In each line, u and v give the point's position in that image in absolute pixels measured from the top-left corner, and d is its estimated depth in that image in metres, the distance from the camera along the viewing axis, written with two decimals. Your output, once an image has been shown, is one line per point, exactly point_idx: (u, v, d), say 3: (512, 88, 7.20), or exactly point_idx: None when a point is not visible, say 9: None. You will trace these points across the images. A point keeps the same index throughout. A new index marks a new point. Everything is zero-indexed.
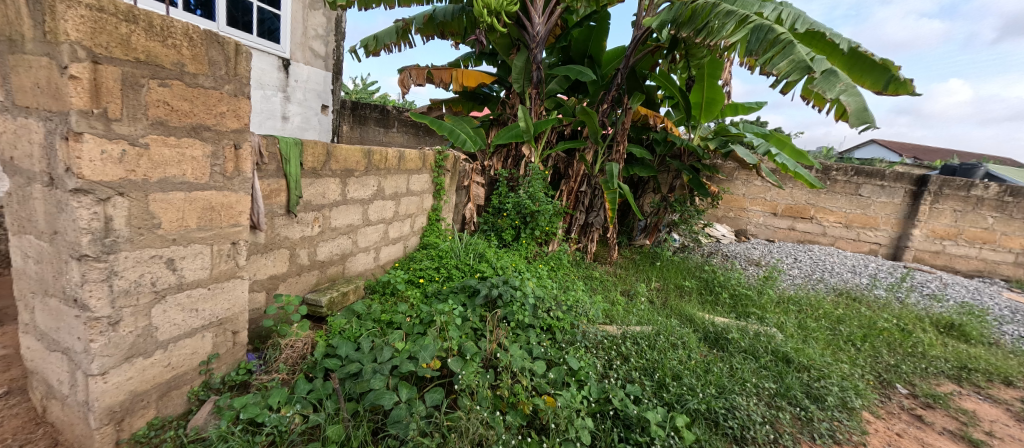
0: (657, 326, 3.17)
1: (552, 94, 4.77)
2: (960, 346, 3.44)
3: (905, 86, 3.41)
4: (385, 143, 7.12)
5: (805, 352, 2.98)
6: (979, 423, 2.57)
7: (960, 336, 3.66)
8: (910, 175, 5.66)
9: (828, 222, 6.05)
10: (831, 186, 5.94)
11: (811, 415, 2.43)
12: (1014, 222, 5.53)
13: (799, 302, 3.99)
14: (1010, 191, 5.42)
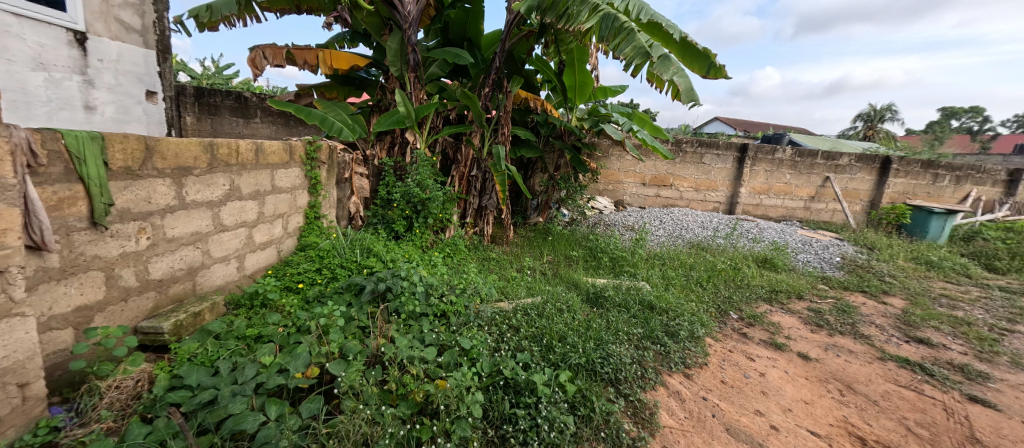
0: (547, 295, 3.41)
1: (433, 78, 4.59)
2: (770, 274, 4.43)
3: (722, 72, 4.10)
4: (246, 135, 6.14)
5: (665, 298, 3.50)
6: (780, 331, 3.37)
7: (770, 266, 4.70)
8: (736, 144, 6.96)
9: (683, 188, 7.13)
10: (682, 157, 6.98)
11: (669, 349, 2.88)
12: (802, 176, 7.20)
13: (662, 256, 4.66)
14: (798, 153, 7.05)
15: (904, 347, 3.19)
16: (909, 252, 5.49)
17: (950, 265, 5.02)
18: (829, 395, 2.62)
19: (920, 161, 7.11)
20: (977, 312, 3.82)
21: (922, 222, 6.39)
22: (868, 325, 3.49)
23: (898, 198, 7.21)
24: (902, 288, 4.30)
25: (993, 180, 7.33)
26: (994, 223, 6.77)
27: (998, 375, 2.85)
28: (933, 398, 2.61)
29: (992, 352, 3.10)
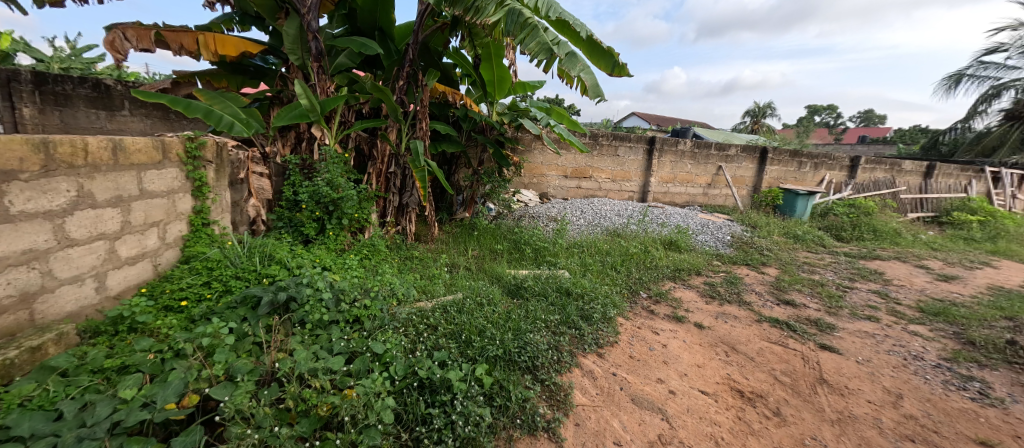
0: (470, 292, 3.37)
1: (342, 69, 4.24)
2: (675, 255, 4.88)
3: (625, 70, 4.37)
4: (111, 131, 5.12)
5: (581, 284, 3.66)
6: (681, 305, 3.72)
7: (675, 247, 5.18)
8: (644, 137, 7.54)
9: (602, 179, 7.51)
10: (599, 150, 7.35)
11: (585, 331, 3.01)
12: (701, 166, 8.06)
13: (582, 245, 4.86)
14: (695, 145, 7.88)
15: (777, 308, 3.69)
16: (781, 228, 6.46)
17: (810, 237, 6.06)
18: (716, 357, 2.87)
19: (788, 151, 8.35)
20: (829, 274, 4.65)
21: (791, 202, 7.55)
22: (751, 293, 4.01)
23: (775, 182, 8.54)
24: (777, 259, 5.05)
25: (840, 166, 8.89)
26: (842, 200, 8.20)
27: (840, 325, 3.37)
28: (794, 350, 2.97)
29: (838, 306, 3.73)
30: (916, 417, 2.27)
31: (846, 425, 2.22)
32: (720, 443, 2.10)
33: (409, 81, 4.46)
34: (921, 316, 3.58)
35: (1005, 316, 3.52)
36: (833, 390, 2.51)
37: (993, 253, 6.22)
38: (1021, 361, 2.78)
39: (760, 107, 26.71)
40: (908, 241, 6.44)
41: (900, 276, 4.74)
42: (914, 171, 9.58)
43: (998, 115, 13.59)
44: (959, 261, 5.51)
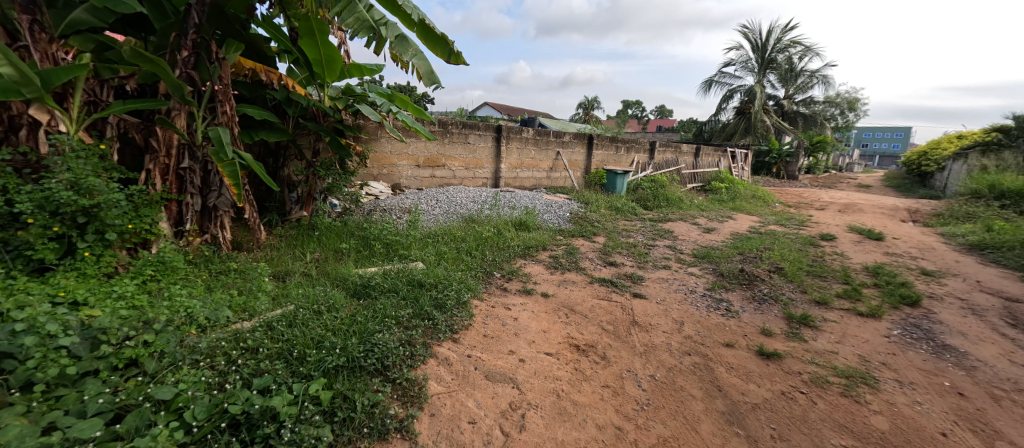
0: (305, 301, 2.95)
1: (80, 28, 3.06)
2: (525, 234, 5.22)
3: (462, 58, 4.41)
4: None
5: (433, 274, 3.59)
6: (529, 278, 4.00)
7: (524, 227, 5.53)
8: (491, 125, 7.76)
9: (454, 167, 7.48)
10: (450, 138, 7.27)
11: (437, 319, 2.98)
12: (542, 151, 8.71)
13: (437, 234, 4.77)
14: (537, 133, 8.47)
15: (605, 270, 4.33)
16: (607, 202, 7.56)
17: (626, 208, 7.30)
18: (560, 320, 3.20)
19: (608, 137, 9.76)
20: (639, 236, 5.70)
21: (611, 181, 8.82)
22: (585, 260, 4.61)
23: (601, 165, 9.89)
24: (604, 229, 5.89)
25: (644, 149, 10.87)
26: (647, 175, 10.01)
27: (646, 275, 4.18)
28: (615, 301, 3.54)
29: (645, 262, 4.59)
30: (690, 336, 2.93)
31: (649, 355, 2.69)
32: (561, 395, 2.32)
33: (199, 53, 3.51)
34: (695, 260, 4.70)
35: (740, 252, 4.90)
36: (640, 328, 3.05)
37: (735, 210, 8.59)
38: (746, 282, 3.93)
39: (585, 99, 30.67)
40: (688, 206, 8.38)
41: (684, 232, 6.13)
42: (689, 152, 12.32)
43: (730, 113, 18.67)
44: (716, 218, 7.39)
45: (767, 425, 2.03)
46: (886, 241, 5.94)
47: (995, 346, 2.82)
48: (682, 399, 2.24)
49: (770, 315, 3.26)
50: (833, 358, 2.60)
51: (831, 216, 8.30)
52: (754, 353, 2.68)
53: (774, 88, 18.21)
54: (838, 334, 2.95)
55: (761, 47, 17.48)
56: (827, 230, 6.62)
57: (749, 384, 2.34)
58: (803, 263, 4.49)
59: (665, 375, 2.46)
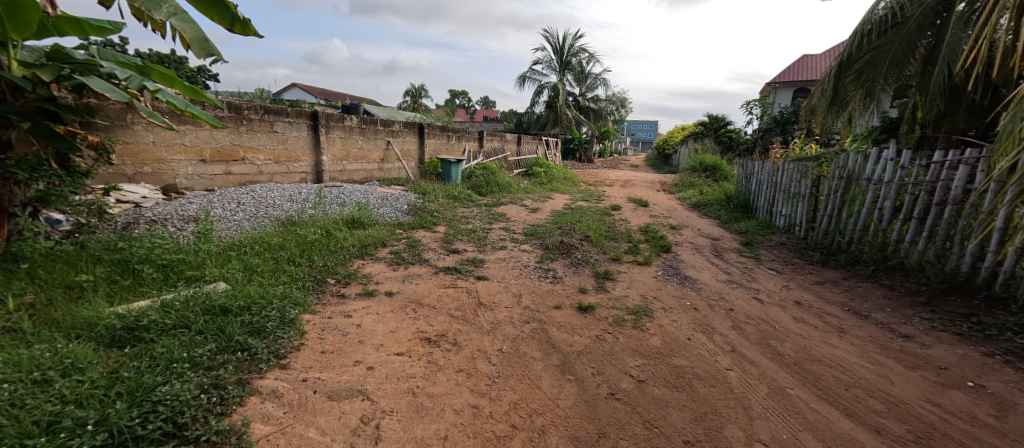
0: (11, 370, 1.91)
1: None
2: (360, 232, 4.79)
3: (251, 28, 3.78)
4: None
5: (242, 293, 2.89)
6: (370, 279, 3.74)
7: (359, 225, 5.05)
8: (305, 112, 6.83)
9: (259, 161, 6.36)
10: (248, 126, 6.11)
11: (254, 349, 2.40)
12: (370, 140, 8.09)
13: (244, 245, 3.86)
14: (362, 121, 7.82)
15: (446, 259, 4.41)
16: (443, 191, 7.71)
17: (462, 196, 7.61)
18: (407, 316, 3.11)
19: (439, 127, 9.74)
20: (477, 222, 6.04)
21: (446, 170, 8.94)
22: (427, 251, 4.60)
23: (434, 154, 9.83)
24: (443, 218, 6.00)
25: (473, 138, 11.32)
26: (479, 163, 10.56)
27: (486, 258, 4.48)
28: (460, 287, 3.69)
29: (484, 245, 4.90)
30: (528, 306, 3.30)
31: (495, 330, 2.90)
32: (416, 392, 2.20)
33: None
34: (525, 238, 5.27)
35: (559, 227, 5.73)
36: (485, 308, 3.27)
37: (553, 191, 9.92)
38: (563, 251, 4.67)
39: (411, 88, 29.99)
40: (515, 189, 9.29)
41: (514, 214, 6.78)
42: (513, 140, 13.47)
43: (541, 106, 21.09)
44: (539, 199, 8.38)
45: (589, 367, 2.38)
46: (651, 207, 7.82)
47: (711, 272, 4.10)
48: (526, 363, 2.46)
49: (583, 275, 4.00)
50: (626, 302, 3.34)
51: (617, 191, 10.45)
52: (575, 310, 3.20)
53: (572, 87, 21.36)
54: (628, 281, 3.84)
55: (559, 50, 20.14)
56: (614, 202, 8.35)
57: (573, 336, 2.76)
58: (603, 230, 5.56)
59: (511, 346, 2.68)
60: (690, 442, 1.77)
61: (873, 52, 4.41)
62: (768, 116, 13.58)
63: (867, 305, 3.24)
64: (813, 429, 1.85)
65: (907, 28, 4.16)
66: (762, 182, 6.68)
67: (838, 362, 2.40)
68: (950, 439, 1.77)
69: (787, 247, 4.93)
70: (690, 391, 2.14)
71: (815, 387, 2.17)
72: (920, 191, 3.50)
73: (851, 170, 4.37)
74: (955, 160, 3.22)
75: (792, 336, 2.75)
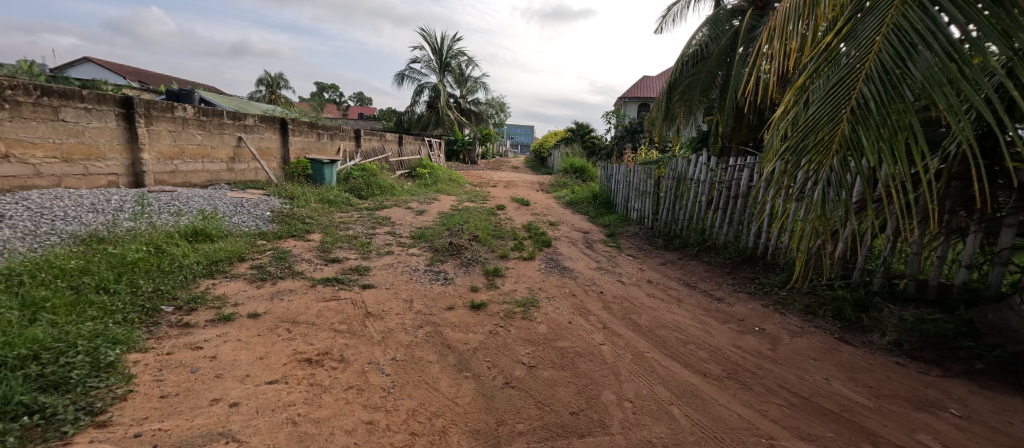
0: None
1: None
2: (205, 247, 3.97)
3: None
4: None
5: (22, 339, 2.04)
6: (228, 300, 3.09)
7: (204, 238, 4.22)
8: (112, 96, 5.32)
9: (37, 159, 4.76)
10: (14, 110, 4.52)
11: (50, 410, 1.72)
12: (214, 137, 6.77)
13: (19, 275, 2.80)
14: (201, 112, 6.47)
15: (325, 269, 3.97)
16: (316, 195, 7.03)
17: (340, 200, 7.07)
18: (279, 339, 2.61)
19: (307, 123, 8.64)
20: (359, 227, 5.69)
21: (318, 171, 8.08)
22: (301, 262, 4.07)
23: (302, 153, 8.67)
24: (317, 224, 5.48)
25: (349, 137, 10.45)
26: (357, 164, 9.88)
27: (372, 264, 4.26)
28: (344, 298, 3.34)
29: (369, 251, 4.65)
30: (420, 310, 3.23)
31: (388, 340, 2.72)
32: (299, 420, 1.90)
33: None
34: (413, 241, 5.20)
35: (448, 228, 5.78)
36: (375, 318, 3.03)
37: (438, 193, 9.83)
38: (454, 252, 4.75)
39: (266, 75, 26.21)
40: (399, 191, 9.00)
41: (399, 217, 6.58)
42: (394, 140, 12.92)
43: (423, 107, 20.66)
44: (425, 202, 8.26)
45: (484, 361, 2.52)
46: (532, 206, 8.41)
47: (585, 262, 4.64)
48: (422, 367, 2.43)
49: (474, 274, 4.14)
50: (515, 295, 3.60)
51: (501, 191, 10.86)
52: (468, 308, 3.31)
53: (452, 89, 21.44)
54: (516, 276, 4.11)
55: (438, 52, 19.95)
56: (498, 202, 8.68)
57: (468, 334, 2.86)
58: (491, 229, 5.80)
59: (405, 353, 2.58)
60: (575, 412, 2.03)
61: (691, 78, 6.06)
62: (621, 127, 15.80)
63: (695, 277, 4.08)
64: (664, 382, 2.30)
65: (710, 63, 5.86)
66: (619, 182, 7.77)
67: (679, 325, 2.99)
68: (748, 370, 2.39)
69: (640, 236, 5.85)
70: (573, 368, 2.45)
71: (664, 348, 2.67)
72: (723, 188, 4.55)
73: (681, 172, 5.41)
74: (743, 165, 4.28)
75: (646, 309, 3.32)
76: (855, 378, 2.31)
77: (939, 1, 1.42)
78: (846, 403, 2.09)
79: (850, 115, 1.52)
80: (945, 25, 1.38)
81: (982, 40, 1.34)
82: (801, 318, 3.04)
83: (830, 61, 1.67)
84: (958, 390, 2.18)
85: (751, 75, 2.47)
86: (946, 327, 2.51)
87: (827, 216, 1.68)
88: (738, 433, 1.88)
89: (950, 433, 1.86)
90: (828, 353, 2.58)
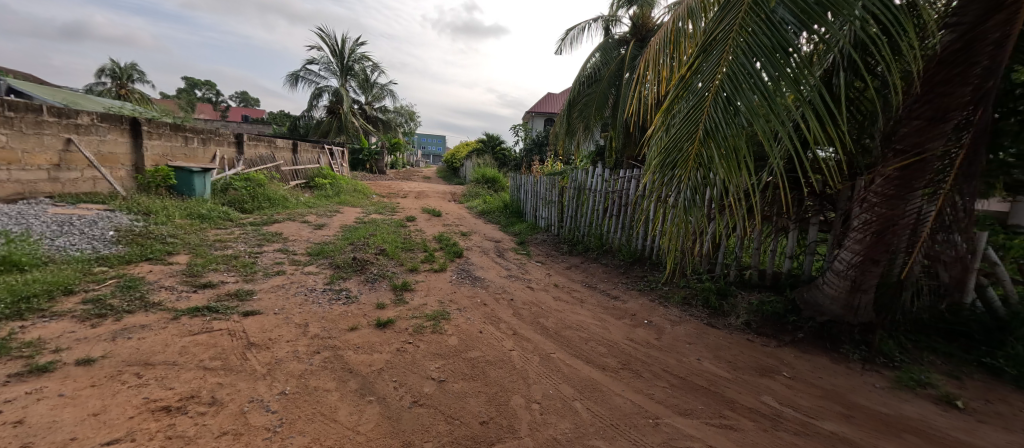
0: None
1: None
2: (10, 279, 3.13)
3: None
4: None
5: None
6: (46, 347, 2.46)
7: (9, 269, 3.33)
8: None
9: None
10: None
11: None
12: (28, 138, 5.38)
13: None
14: (7, 105, 5.13)
15: (193, 297, 3.39)
16: (182, 210, 6.01)
17: (215, 214, 6.14)
18: (124, 387, 2.16)
19: (171, 125, 7.34)
20: (241, 246, 5.00)
21: (186, 181, 6.99)
22: (158, 291, 3.42)
23: (162, 160, 7.23)
24: (184, 244, 4.69)
25: (229, 142, 9.02)
26: (238, 173, 8.69)
27: (257, 287, 3.77)
28: (219, 330, 2.89)
29: (253, 272, 4.11)
30: (317, 334, 2.95)
31: (274, 372, 2.43)
32: None
33: None
34: (310, 259, 4.74)
35: (352, 243, 5.40)
36: (259, 348, 2.68)
37: (340, 204, 9.15)
38: (358, 268, 4.45)
39: (112, 66, 21.87)
40: (293, 204, 8.15)
41: (293, 233, 5.95)
42: (288, 147, 11.67)
43: (321, 111, 19.14)
44: (325, 215, 7.61)
45: (391, 382, 2.39)
46: (443, 217, 8.29)
47: (496, 270, 4.70)
48: (317, 398, 2.20)
49: (380, 290, 3.91)
50: (425, 309, 3.48)
51: (411, 202, 10.54)
52: (374, 327, 3.11)
53: (356, 94, 20.28)
54: (426, 289, 3.99)
55: (338, 54, 18.68)
56: (408, 213, 8.39)
57: (372, 355, 2.69)
58: (399, 242, 5.57)
59: (296, 385, 2.32)
60: (484, 422, 2.03)
61: (587, 97, 6.60)
62: (529, 140, 16.52)
63: (595, 279, 4.39)
64: (567, 380, 2.42)
65: (603, 85, 6.45)
66: (528, 191, 8.07)
67: (581, 325, 3.19)
68: (637, 359, 2.64)
69: (547, 243, 6.12)
70: (483, 377, 2.45)
71: (568, 348, 2.82)
72: (615, 197, 5.00)
73: (581, 182, 5.82)
74: (630, 176, 4.76)
75: (553, 312, 3.47)
76: (718, 355, 2.70)
77: (758, 52, 1.71)
78: (711, 378, 2.42)
79: (699, 142, 1.80)
80: (760, 70, 1.69)
81: (785, 84, 1.66)
82: (680, 309, 3.46)
83: (686, 89, 1.94)
84: (789, 357, 2.69)
85: (633, 96, 2.75)
86: (778, 306, 3.09)
87: (688, 221, 1.95)
88: (630, 418, 2.06)
89: (784, 393, 2.28)
90: (699, 336, 2.97)
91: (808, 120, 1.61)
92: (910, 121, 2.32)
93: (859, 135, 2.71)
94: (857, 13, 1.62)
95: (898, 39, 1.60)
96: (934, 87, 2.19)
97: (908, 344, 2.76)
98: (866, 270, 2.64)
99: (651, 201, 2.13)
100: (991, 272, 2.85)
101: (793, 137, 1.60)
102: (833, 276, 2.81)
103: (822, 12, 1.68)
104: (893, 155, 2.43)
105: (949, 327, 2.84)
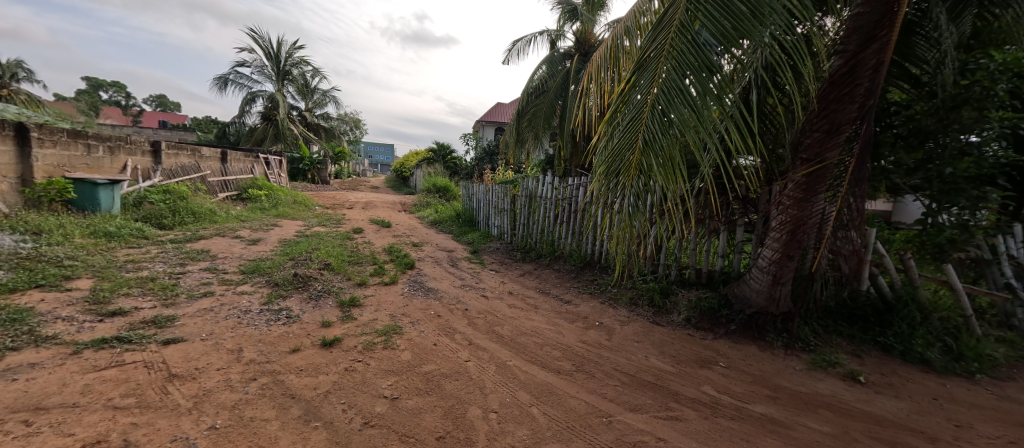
0: None
1: None
2: None
3: None
4: None
5: None
6: None
7: None
8: None
9: None
10: None
11: None
12: None
13: None
14: None
15: (98, 328, 3.03)
16: (85, 228, 5.35)
17: (127, 232, 5.53)
18: (8, 439, 1.87)
19: (68, 131, 6.47)
20: (158, 267, 4.53)
21: (87, 194, 6.15)
22: (53, 324, 3.01)
23: (57, 171, 6.29)
24: (86, 267, 4.17)
25: (142, 151, 8.11)
26: (154, 185, 7.86)
27: (179, 312, 3.44)
28: (132, 363, 2.61)
29: (173, 295, 3.74)
30: (252, 359, 2.75)
31: (202, 405, 2.23)
32: None
33: None
34: (243, 277, 4.40)
35: (292, 258, 5.10)
36: (183, 380, 2.45)
37: (278, 217, 8.61)
38: (300, 284, 4.20)
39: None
40: (223, 218, 7.53)
41: (223, 250, 5.50)
42: (214, 156, 10.78)
43: (254, 118, 17.94)
44: (260, 229, 7.13)
45: (339, 404, 2.28)
46: (392, 228, 8.07)
47: (449, 281, 4.65)
48: (254, 429, 2.05)
49: (325, 308, 3.72)
50: (375, 325, 3.37)
51: (357, 213, 10.15)
52: (318, 347, 2.96)
53: (295, 100, 19.24)
54: (376, 304, 3.86)
55: (273, 58, 17.62)
56: (355, 225, 8.08)
57: (317, 377, 2.56)
58: (345, 255, 5.34)
59: (230, 417, 2.14)
60: (441, 437, 2.00)
61: (535, 108, 6.78)
62: (479, 149, 16.59)
63: (548, 284, 4.49)
64: (523, 386, 2.46)
65: (549, 95, 6.67)
66: (479, 200, 8.09)
67: (535, 331, 3.25)
68: (591, 361, 2.74)
69: (501, 251, 6.17)
70: (438, 391, 2.41)
71: (524, 354, 2.87)
72: (565, 204, 5.16)
73: (532, 190, 5.94)
74: (578, 183, 4.94)
75: (507, 320, 3.50)
76: (663, 351, 2.86)
77: (686, 72, 1.87)
78: (658, 373, 2.57)
79: (639, 153, 1.93)
80: (688, 86, 1.86)
81: (710, 99, 1.83)
82: (627, 309, 3.64)
83: (626, 101, 2.08)
84: (724, 348, 2.92)
85: (577, 107, 2.85)
86: (712, 302, 3.33)
87: (633, 225, 2.06)
88: (585, 418, 2.13)
89: (720, 381, 2.47)
90: (645, 334, 3.14)
91: (731, 132, 1.78)
92: (812, 133, 2.63)
93: (773, 144, 3.03)
94: (765, 40, 1.84)
95: (798, 65, 1.84)
96: (828, 104, 2.52)
97: (820, 329, 3.11)
98: (784, 265, 2.92)
99: (598, 207, 2.23)
100: (880, 262, 3.27)
101: (719, 147, 1.76)
102: (757, 272, 3.09)
103: (737, 38, 1.88)
104: (800, 163, 2.73)
105: (851, 312, 3.23)
